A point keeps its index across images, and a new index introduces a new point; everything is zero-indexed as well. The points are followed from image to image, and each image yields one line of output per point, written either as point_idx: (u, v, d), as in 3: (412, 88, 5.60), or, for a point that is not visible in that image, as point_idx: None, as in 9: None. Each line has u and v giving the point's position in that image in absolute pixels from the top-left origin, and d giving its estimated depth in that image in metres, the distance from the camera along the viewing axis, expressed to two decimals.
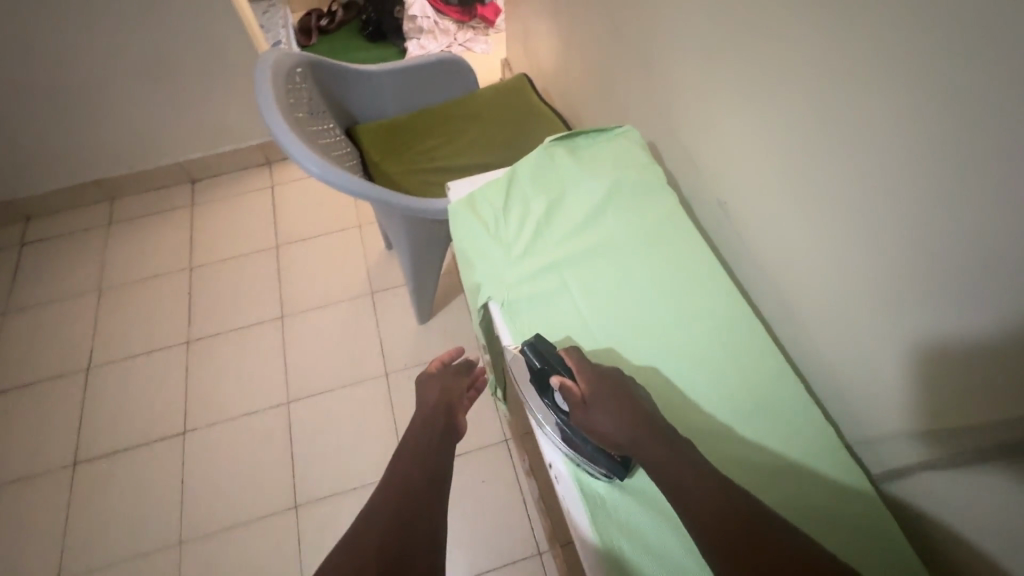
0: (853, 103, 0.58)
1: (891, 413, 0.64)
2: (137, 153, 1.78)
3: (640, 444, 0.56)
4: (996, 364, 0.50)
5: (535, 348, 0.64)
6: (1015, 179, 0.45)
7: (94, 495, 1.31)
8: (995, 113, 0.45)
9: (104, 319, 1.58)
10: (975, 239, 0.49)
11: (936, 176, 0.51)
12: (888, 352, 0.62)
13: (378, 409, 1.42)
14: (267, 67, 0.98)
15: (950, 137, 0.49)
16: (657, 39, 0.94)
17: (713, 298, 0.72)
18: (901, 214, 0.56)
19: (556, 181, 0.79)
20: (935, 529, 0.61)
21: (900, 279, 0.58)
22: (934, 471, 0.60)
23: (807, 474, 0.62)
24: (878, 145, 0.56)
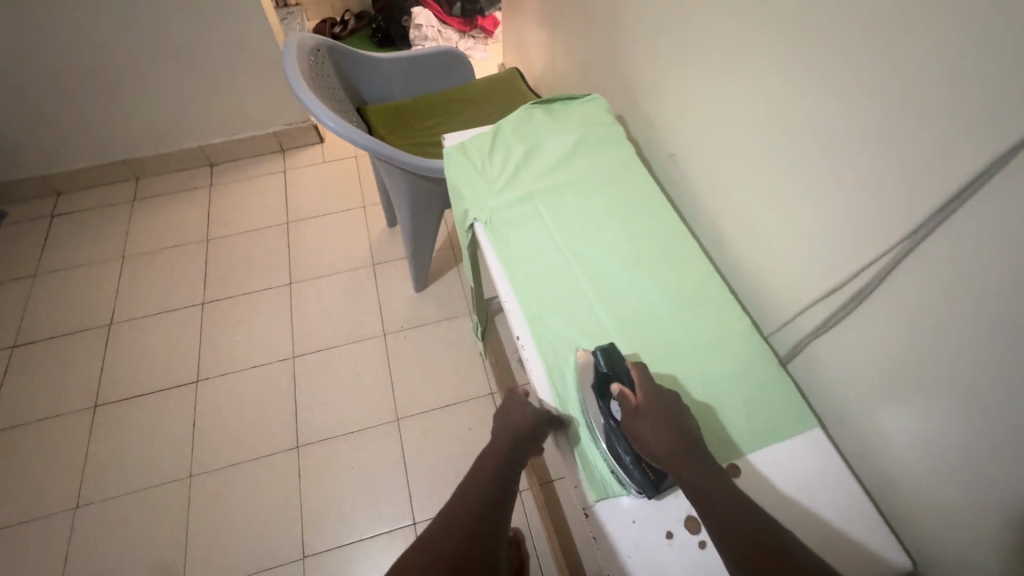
0: (778, 58, 0.74)
1: (800, 301, 0.80)
2: (163, 137, 1.95)
3: (681, 463, 0.61)
4: (869, 232, 0.67)
5: (607, 354, 0.70)
6: (879, 91, 0.61)
7: (114, 432, 1.45)
8: (872, 50, 0.61)
9: (127, 282, 1.73)
10: (848, 141, 0.67)
11: (829, 98, 0.68)
12: (797, 250, 0.78)
13: (376, 365, 1.56)
14: (293, 43, 1.16)
15: (843, 70, 0.65)
16: (630, 29, 1.11)
17: (662, 218, 0.88)
18: (795, 131, 0.74)
19: (534, 133, 0.96)
20: (838, 387, 0.77)
21: (803, 186, 0.75)
22: (824, 335, 0.77)
23: (735, 345, 0.77)
24: (788, 81, 0.74)
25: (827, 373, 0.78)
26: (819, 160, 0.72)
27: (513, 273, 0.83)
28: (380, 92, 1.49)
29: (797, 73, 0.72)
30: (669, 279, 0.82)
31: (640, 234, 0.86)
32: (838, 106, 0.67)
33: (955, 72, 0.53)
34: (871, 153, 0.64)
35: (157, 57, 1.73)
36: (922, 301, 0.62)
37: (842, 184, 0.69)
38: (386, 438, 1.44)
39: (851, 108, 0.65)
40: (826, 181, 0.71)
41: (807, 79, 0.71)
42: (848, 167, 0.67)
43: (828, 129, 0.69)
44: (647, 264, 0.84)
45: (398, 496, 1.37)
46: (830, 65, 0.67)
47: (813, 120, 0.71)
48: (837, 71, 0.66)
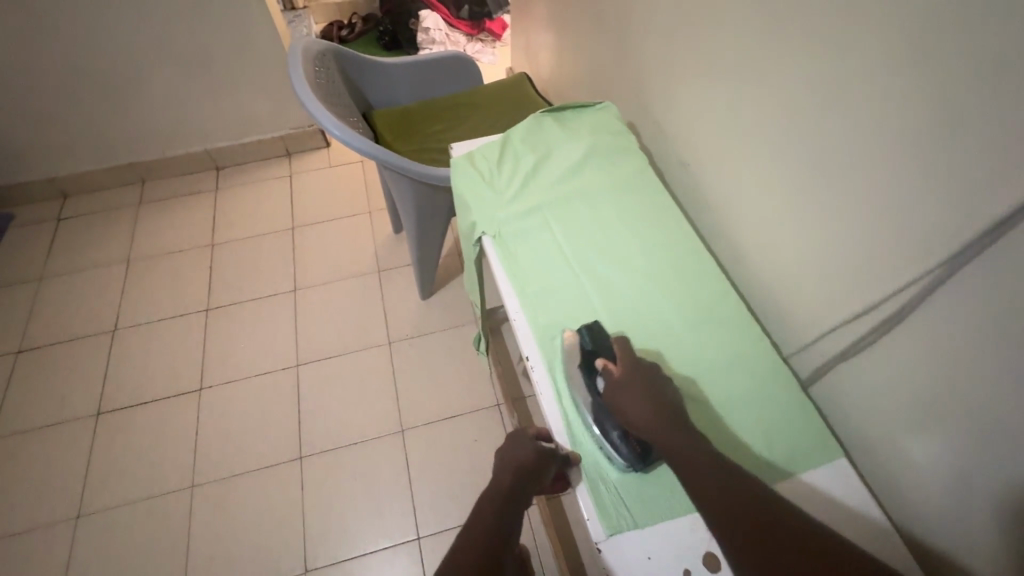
0: (799, 67, 0.71)
1: (821, 321, 0.76)
2: (169, 141, 1.94)
3: (663, 431, 0.61)
4: (898, 254, 0.63)
5: (590, 331, 0.72)
6: (908, 105, 0.58)
7: (117, 440, 1.43)
8: (901, 60, 0.57)
9: (131, 287, 1.72)
10: (875, 156, 0.63)
11: (852, 110, 0.64)
12: (818, 268, 0.75)
13: (380, 373, 1.53)
14: (298, 49, 1.14)
15: (868, 81, 0.62)
16: (643, 33, 1.08)
17: (676, 233, 0.84)
18: (818, 145, 0.71)
19: (544, 142, 0.94)
20: (861, 413, 0.73)
21: (825, 202, 0.71)
22: (849, 359, 0.73)
23: (752, 369, 0.73)
24: (809, 92, 0.70)
25: (852, 399, 0.74)
26: (846, 176, 0.67)
27: (522, 289, 0.80)
28: (386, 98, 1.47)
29: (821, 83, 0.68)
30: (684, 296, 0.79)
31: (654, 249, 0.83)
32: (868, 120, 0.63)
33: (1000, 87, 0.49)
34: (904, 171, 0.60)
35: (162, 60, 1.72)
36: (957, 330, 0.58)
37: (871, 202, 0.65)
38: (390, 450, 1.42)
39: (882, 122, 0.61)
40: (853, 198, 0.67)
41: (834, 90, 0.66)
42: (877, 184, 0.63)
43: (856, 143, 0.65)
44: (660, 281, 0.80)
45: (402, 509, 1.34)
46: (860, 75, 0.63)
47: (838, 133, 0.67)
48: (867, 83, 0.62)
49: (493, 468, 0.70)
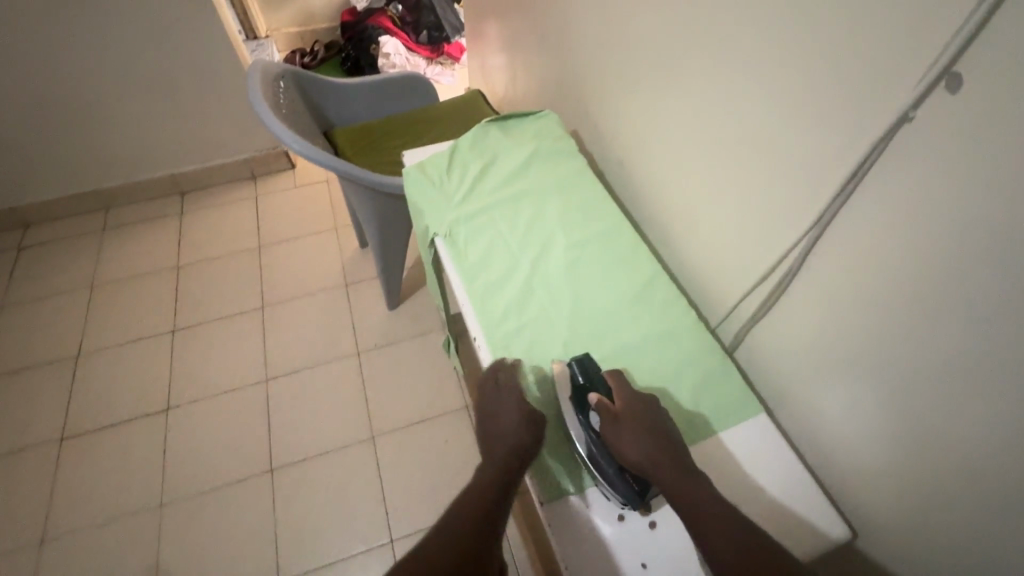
0: (702, 69, 0.81)
1: (739, 294, 0.84)
2: (132, 167, 1.95)
3: (659, 470, 0.65)
4: (793, 224, 0.71)
5: (581, 364, 0.74)
6: (785, 94, 0.67)
7: (81, 464, 1.42)
8: (777, 54, 0.67)
9: (94, 312, 1.71)
10: (769, 139, 0.71)
11: (747, 102, 0.74)
12: (733, 245, 0.83)
13: (350, 383, 1.56)
14: (256, 71, 1.20)
15: (754, 75, 0.71)
16: (579, 47, 1.18)
17: (612, 223, 0.91)
18: (724, 134, 0.80)
19: (489, 148, 1.01)
20: (780, 373, 0.81)
21: (734, 184, 0.80)
22: (759, 322, 0.82)
23: (680, 341, 0.80)
24: (712, 88, 0.79)
25: (768, 359, 0.82)
26: (742, 157, 0.77)
27: (470, 282, 0.85)
28: (346, 116, 1.53)
29: (716, 78, 0.78)
30: (619, 278, 0.86)
31: (592, 236, 0.90)
32: (752, 107, 0.73)
33: (840, 73, 0.60)
34: (783, 147, 0.70)
35: (126, 88, 1.76)
36: (837, 281, 0.68)
37: (762, 177, 0.74)
38: (362, 456, 1.44)
39: (763, 106, 0.71)
40: (750, 176, 0.76)
41: (726, 84, 0.77)
42: (765, 161, 0.73)
43: (746, 128, 0.75)
44: (599, 263, 0.87)
45: (375, 513, 1.36)
46: (742, 69, 0.73)
47: (735, 120, 0.77)
48: (748, 76, 0.72)
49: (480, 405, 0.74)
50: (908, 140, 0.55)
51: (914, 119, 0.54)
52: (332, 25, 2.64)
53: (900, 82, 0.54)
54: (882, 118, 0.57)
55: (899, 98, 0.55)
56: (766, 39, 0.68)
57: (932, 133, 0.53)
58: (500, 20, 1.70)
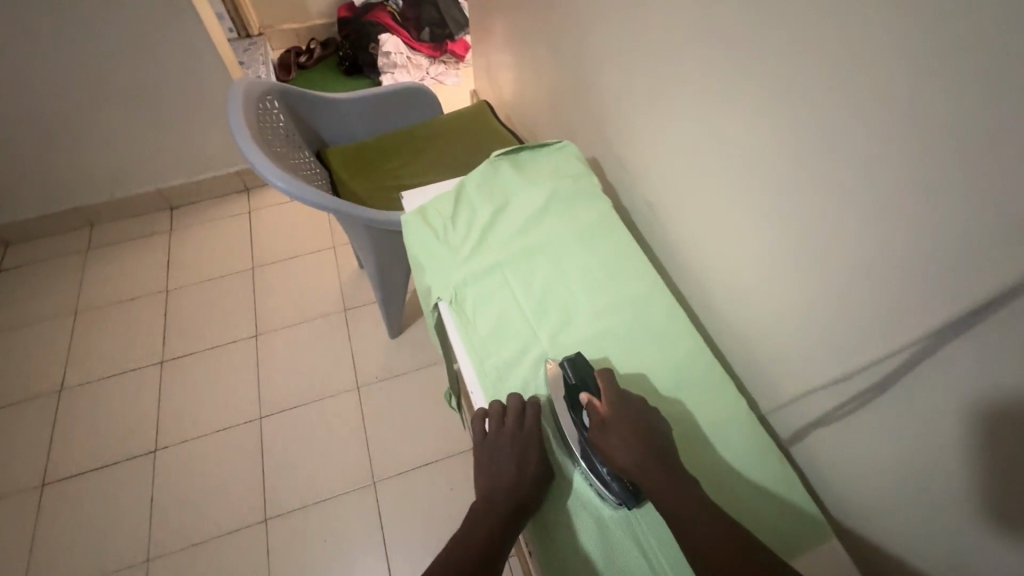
0: (751, 119, 0.67)
1: (794, 382, 0.72)
2: (116, 182, 1.83)
3: (651, 476, 0.60)
4: (870, 328, 0.58)
5: (572, 365, 0.70)
6: (866, 175, 0.54)
7: (65, 511, 1.33)
8: (853, 121, 0.53)
9: (79, 341, 1.61)
10: (842, 222, 0.58)
11: (812, 172, 0.60)
12: (789, 325, 0.70)
13: (349, 420, 1.46)
14: (239, 92, 1.07)
15: (823, 142, 0.57)
16: (597, 63, 1.05)
17: (643, 287, 0.79)
18: (780, 200, 0.66)
19: (500, 189, 0.88)
20: (844, 478, 0.69)
21: (792, 258, 0.67)
22: (826, 427, 0.69)
23: (726, 441, 0.69)
24: (766, 145, 0.66)
25: (841, 472, 0.69)
26: (812, 238, 0.63)
27: (479, 362, 0.74)
28: (341, 134, 1.41)
29: (773, 137, 0.64)
30: (654, 359, 0.74)
31: (622, 306, 0.78)
32: (825, 183, 0.59)
33: (956, 165, 0.45)
34: (867, 239, 0.56)
35: (102, 100, 1.63)
36: (927, 408, 0.55)
37: (834, 263, 0.61)
38: (361, 504, 1.34)
39: (835, 182, 0.58)
40: (816, 258, 0.63)
41: (790, 148, 0.62)
42: (839, 247, 0.59)
43: (818, 205, 0.61)
44: (633, 342, 0.75)
45: (374, 569, 1.26)
46: (814, 135, 0.58)
47: (800, 189, 0.63)
48: (823, 145, 0.58)
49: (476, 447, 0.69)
50: None
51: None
52: (328, 21, 2.48)
53: None
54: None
55: None
56: (840, 101, 0.54)
57: None
58: (508, 23, 1.55)
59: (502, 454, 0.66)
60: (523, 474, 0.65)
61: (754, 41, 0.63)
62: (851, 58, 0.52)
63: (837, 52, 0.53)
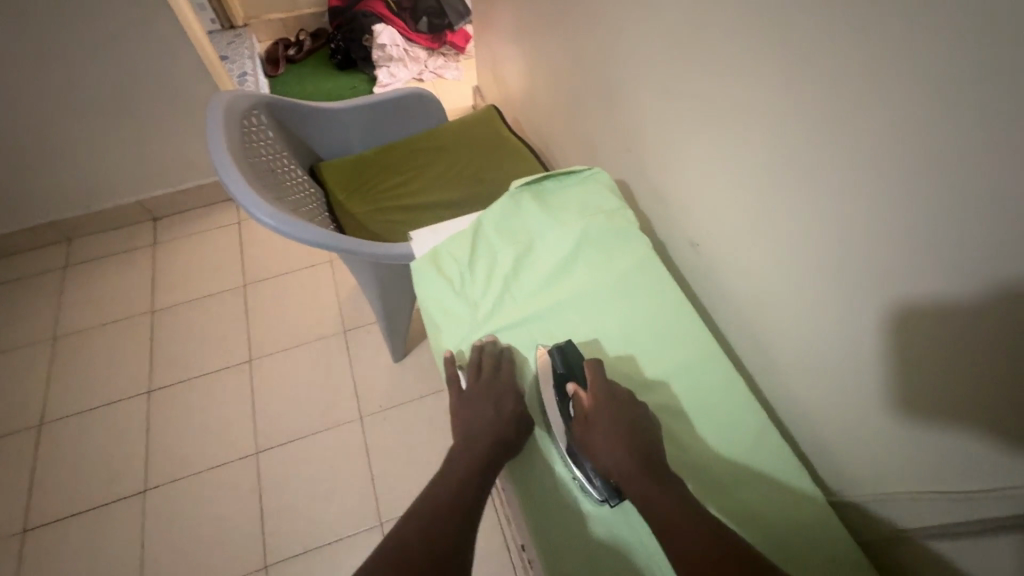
0: (843, 170, 0.56)
1: (892, 472, 0.63)
2: (95, 194, 1.70)
3: (632, 476, 0.54)
4: (1015, 439, 0.48)
5: (561, 353, 0.65)
6: (1016, 259, 0.43)
7: (49, 561, 1.24)
8: (1001, 192, 0.42)
9: (60, 370, 1.50)
10: (978, 310, 0.47)
11: (934, 247, 0.49)
12: (884, 408, 0.62)
13: (352, 454, 1.36)
14: (219, 109, 0.94)
15: (952, 214, 0.47)
16: (627, 73, 0.93)
17: (698, 350, 0.70)
18: (878, 273, 0.56)
19: (522, 229, 0.77)
20: None
21: (896, 336, 0.57)
22: (943, 540, 0.60)
23: (816, 546, 0.59)
24: (865, 207, 0.55)
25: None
26: (926, 322, 0.53)
27: None
28: (337, 146, 1.28)
29: (876, 199, 0.53)
30: (712, 439, 0.65)
31: (676, 374, 0.68)
32: (955, 265, 0.48)
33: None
34: (1011, 338, 0.45)
35: (73, 109, 1.49)
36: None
37: (960, 358, 0.51)
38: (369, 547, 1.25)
39: (971, 264, 0.47)
40: (931, 343, 0.53)
41: (899, 216, 0.52)
42: (962, 334, 0.50)
43: (937, 287, 0.50)
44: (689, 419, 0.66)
45: None
46: (937, 207, 0.48)
47: (913, 266, 0.52)
48: (950, 221, 0.47)
49: (450, 398, 0.65)
50: None
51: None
52: (317, 11, 2.32)
53: None
54: None
55: None
56: (980, 166, 0.43)
57: None
58: (516, 17, 1.41)
59: (484, 399, 0.63)
60: (507, 417, 0.62)
61: (853, 81, 0.52)
62: (1001, 121, 0.41)
63: (980, 110, 0.42)
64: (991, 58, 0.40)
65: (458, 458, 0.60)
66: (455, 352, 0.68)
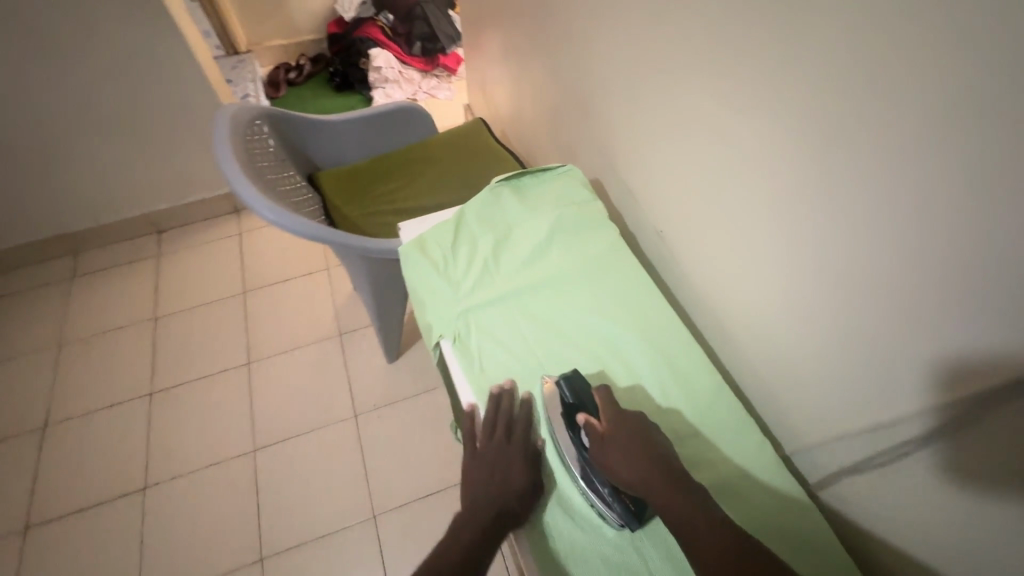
0: (760, 150, 0.65)
1: (823, 423, 0.69)
2: (103, 208, 1.78)
3: (656, 490, 0.56)
4: (904, 367, 0.55)
5: (569, 384, 0.67)
6: (886, 209, 0.52)
7: (49, 558, 1.27)
8: (870, 154, 0.51)
9: (65, 375, 1.55)
10: (868, 254, 0.55)
11: (830, 204, 0.58)
12: (813, 364, 0.68)
13: (346, 451, 1.41)
14: (226, 119, 1.03)
15: (837, 175, 0.56)
16: (598, 82, 1.02)
17: (654, 320, 0.77)
18: (798, 236, 0.64)
19: (502, 219, 0.85)
20: (878, 526, 0.65)
21: (817, 292, 0.64)
22: (857, 479, 0.66)
23: (758, 488, 0.66)
24: (778, 176, 0.64)
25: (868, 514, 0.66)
26: (829, 274, 0.61)
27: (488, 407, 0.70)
28: (333, 156, 1.37)
29: (786, 168, 0.62)
30: (670, 401, 0.71)
31: (637, 345, 0.75)
32: (846, 217, 0.56)
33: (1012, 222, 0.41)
34: (891, 276, 0.53)
35: (85, 127, 1.58)
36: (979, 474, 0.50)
37: (859, 301, 0.58)
38: (361, 539, 1.29)
39: (857, 218, 0.55)
40: (840, 292, 0.60)
41: (805, 182, 0.60)
42: (859, 280, 0.57)
43: (837, 240, 0.58)
44: (649, 387, 0.72)
45: None
46: (834, 174, 0.56)
47: (823, 227, 0.60)
48: (857, 191, 0.54)
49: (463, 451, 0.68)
50: None
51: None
52: (317, 37, 2.45)
53: None
54: None
55: None
56: (853, 132, 0.52)
57: None
58: (501, 39, 1.52)
59: (489, 460, 0.65)
60: (505, 484, 0.63)
61: (762, 74, 0.61)
62: (887, 101, 0.48)
63: (866, 91, 0.50)
64: (858, 48, 0.49)
65: (467, 514, 0.62)
66: (468, 406, 0.70)
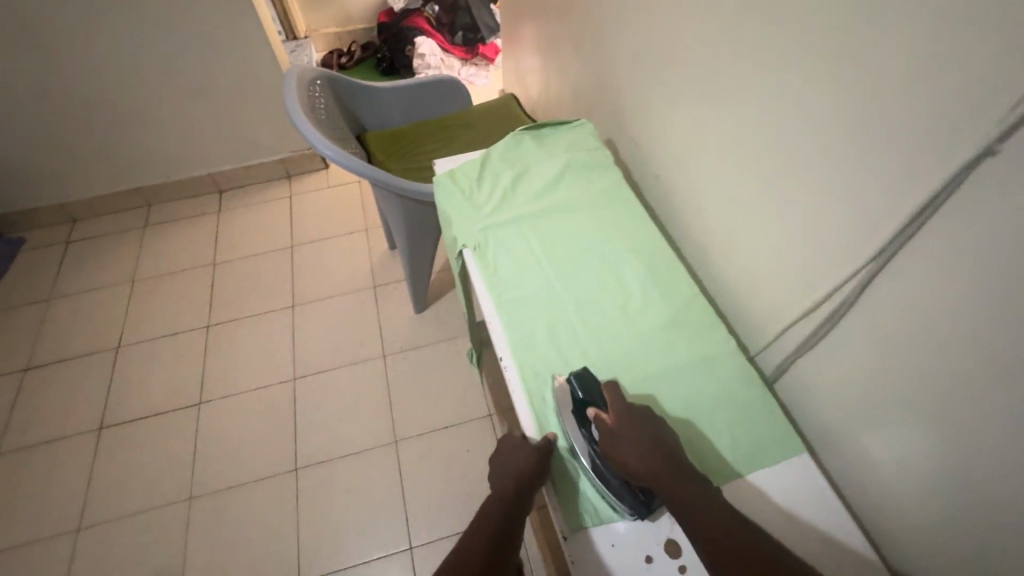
0: (744, 86, 0.78)
1: (788, 328, 0.80)
2: (175, 166, 2.01)
3: (664, 481, 0.62)
4: (851, 254, 0.67)
5: (580, 379, 0.72)
6: (834, 117, 0.64)
7: (118, 453, 1.47)
8: (825, 72, 0.64)
9: (136, 306, 1.77)
10: (820, 159, 0.67)
11: (793, 122, 0.70)
12: (781, 274, 0.79)
13: (375, 384, 1.57)
14: (294, 76, 1.21)
15: (800, 95, 0.68)
16: (615, 52, 1.15)
17: (646, 241, 0.89)
18: (770, 159, 0.76)
19: (522, 159, 0.99)
20: (831, 409, 0.76)
21: (784, 208, 0.76)
22: (817, 369, 0.77)
23: (722, 374, 0.76)
24: (755, 106, 0.76)
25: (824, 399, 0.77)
26: (792, 184, 0.73)
27: (498, 297, 0.83)
28: (379, 120, 1.54)
29: (762, 99, 0.75)
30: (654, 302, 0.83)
31: (629, 259, 0.87)
32: (805, 132, 0.69)
33: (921, 97, 0.54)
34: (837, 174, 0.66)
35: (168, 90, 1.81)
36: (904, 330, 0.62)
37: (814, 203, 0.70)
38: (384, 459, 1.44)
39: (815, 132, 0.67)
40: (801, 201, 0.72)
41: (775, 108, 0.73)
42: (817, 186, 0.69)
43: (799, 154, 0.71)
44: (639, 293, 0.84)
45: (394, 515, 1.36)
46: (798, 94, 0.69)
47: (791, 149, 0.72)
48: (812, 105, 0.67)
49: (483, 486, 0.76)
50: (986, 176, 0.50)
51: (998, 152, 0.49)
52: (368, 26, 2.66)
53: (984, 113, 0.49)
54: (957, 147, 0.52)
55: (981, 128, 0.49)
56: (814, 57, 0.65)
57: (1014, 171, 0.48)
58: (534, 23, 1.66)
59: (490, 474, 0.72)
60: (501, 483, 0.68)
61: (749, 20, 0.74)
62: (836, 27, 0.61)
63: (822, 22, 0.63)
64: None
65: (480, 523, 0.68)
66: None
